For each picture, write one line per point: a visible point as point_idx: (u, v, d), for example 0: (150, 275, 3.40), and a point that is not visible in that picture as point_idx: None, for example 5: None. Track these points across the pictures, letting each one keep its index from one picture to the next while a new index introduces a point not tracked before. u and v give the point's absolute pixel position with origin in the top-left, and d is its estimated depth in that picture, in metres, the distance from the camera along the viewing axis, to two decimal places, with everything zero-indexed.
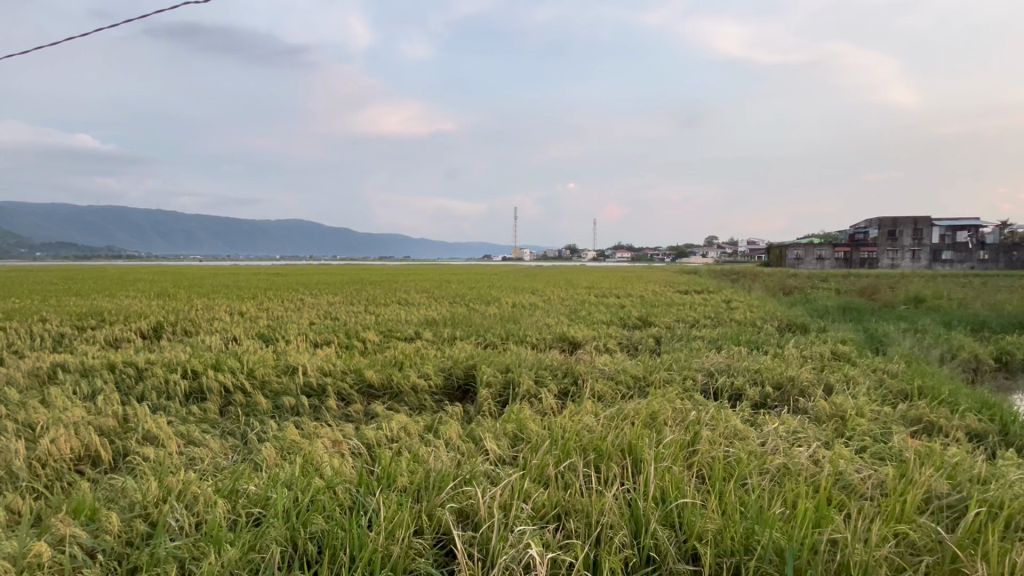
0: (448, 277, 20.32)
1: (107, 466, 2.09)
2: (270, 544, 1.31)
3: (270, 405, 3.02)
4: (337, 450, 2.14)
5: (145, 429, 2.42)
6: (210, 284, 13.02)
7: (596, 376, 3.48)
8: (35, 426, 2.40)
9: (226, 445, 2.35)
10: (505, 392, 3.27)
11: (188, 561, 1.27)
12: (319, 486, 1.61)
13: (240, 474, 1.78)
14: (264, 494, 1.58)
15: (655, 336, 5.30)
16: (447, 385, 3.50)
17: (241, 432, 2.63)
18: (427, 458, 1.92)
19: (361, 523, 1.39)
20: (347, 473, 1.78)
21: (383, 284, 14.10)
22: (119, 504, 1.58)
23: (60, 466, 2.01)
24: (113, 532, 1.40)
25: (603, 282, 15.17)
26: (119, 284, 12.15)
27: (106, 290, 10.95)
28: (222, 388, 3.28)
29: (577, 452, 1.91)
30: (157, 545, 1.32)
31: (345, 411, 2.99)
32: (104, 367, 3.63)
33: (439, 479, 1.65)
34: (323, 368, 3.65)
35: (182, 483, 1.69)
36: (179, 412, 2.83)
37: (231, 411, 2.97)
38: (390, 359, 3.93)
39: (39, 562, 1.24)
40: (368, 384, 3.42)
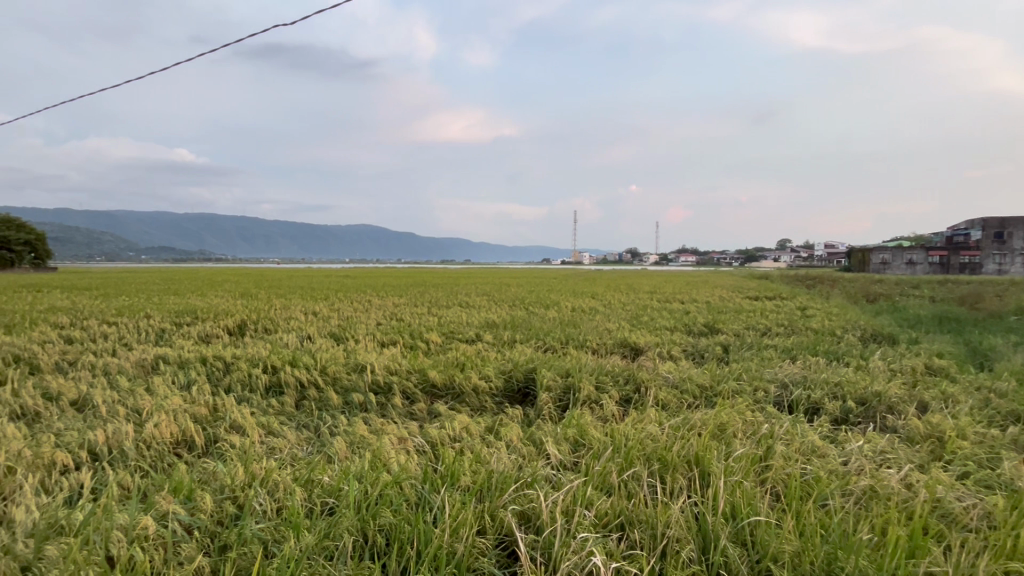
0: (507, 279, 20.63)
1: (200, 451, 2.30)
2: (343, 533, 1.38)
3: (340, 400, 3.18)
4: (402, 447, 2.22)
5: (231, 418, 2.63)
6: (287, 285, 14.08)
7: (660, 383, 3.38)
8: (141, 412, 2.68)
9: (301, 436, 2.50)
10: (565, 397, 3.25)
11: (271, 543, 1.37)
12: (387, 481, 1.68)
13: (316, 464, 1.89)
14: (336, 486, 1.67)
15: (723, 344, 5.06)
16: (507, 388, 3.53)
17: (314, 425, 2.80)
18: (489, 459, 1.95)
19: (426, 519, 1.43)
20: (413, 469, 1.84)
21: (443, 286, 14.52)
22: (211, 486, 1.73)
23: (162, 448, 2.23)
24: (206, 512, 1.53)
25: (665, 286, 14.74)
26: (209, 285, 13.44)
27: (197, 289, 12.08)
28: (298, 383, 3.50)
29: (640, 461, 1.86)
30: (243, 525, 1.43)
31: (409, 410, 3.10)
32: (197, 360, 3.99)
33: (501, 480, 1.67)
34: (389, 367, 3.80)
35: (265, 471, 1.82)
36: (260, 404, 3.06)
37: (305, 404, 3.17)
38: (452, 360, 4.03)
39: (145, 534, 1.38)
40: (431, 383, 3.52)
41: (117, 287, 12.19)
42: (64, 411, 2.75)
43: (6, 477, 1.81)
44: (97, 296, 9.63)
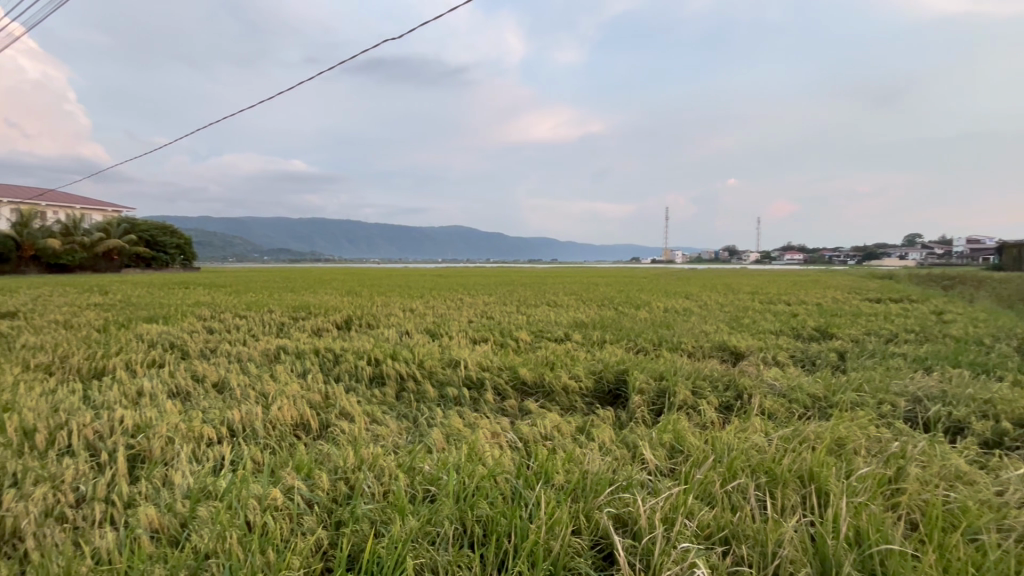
0: (596, 279, 20.24)
1: (316, 433, 2.54)
2: (444, 520, 1.44)
3: (436, 393, 3.34)
4: (496, 442, 2.27)
5: (341, 406, 2.86)
6: (387, 284, 15.02)
7: (765, 391, 3.13)
8: (267, 396, 3.02)
9: (401, 426, 2.66)
10: (659, 401, 3.13)
11: (379, 522, 1.47)
12: (483, 474, 1.73)
13: (416, 453, 2.00)
14: (435, 475, 1.75)
15: (838, 350, 4.58)
16: (597, 389, 3.48)
17: (413, 415, 2.97)
18: (582, 460, 1.93)
19: (522, 515, 1.45)
20: (508, 464, 1.87)
21: (531, 286, 14.64)
22: (327, 466, 1.89)
23: (285, 428, 2.50)
24: (323, 490, 1.68)
25: (769, 287, 13.63)
26: (321, 284, 14.70)
27: (310, 287, 13.28)
28: (398, 375, 3.73)
29: (745, 473, 1.74)
30: (355, 504, 1.55)
31: (500, 405, 3.17)
32: (311, 351, 4.41)
33: (595, 482, 1.66)
34: (482, 363, 3.92)
35: (372, 456, 1.96)
36: (365, 393, 3.30)
37: (405, 395, 3.37)
38: (542, 358, 4.05)
39: (275, 504, 1.55)
40: (522, 381, 3.57)
41: (246, 285, 13.79)
42: (208, 391, 3.17)
43: (167, 445, 2.13)
44: (231, 293, 10.97)
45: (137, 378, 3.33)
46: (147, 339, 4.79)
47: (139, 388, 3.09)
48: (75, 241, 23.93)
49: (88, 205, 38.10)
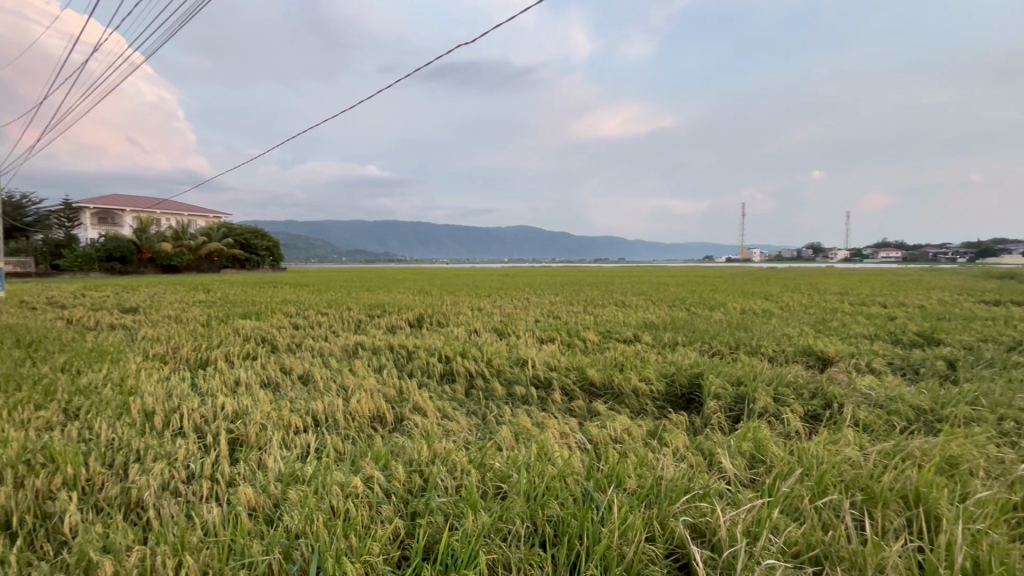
0: (667, 279, 19.51)
1: (391, 425, 2.66)
2: (515, 518, 1.45)
3: (504, 392, 3.38)
4: (565, 443, 2.26)
5: (414, 401, 2.97)
6: (455, 283, 15.39)
7: (859, 401, 2.87)
8: (347, 389, 3.20)
9: (471, 422, 2.71)
10: (737, 407, 2.96)
11: (452, 515, 1.50)
12: (553, 474, 1.72)
13: (487, 450, 2.04)
14: (505, 472, 1.77)
15: (947, 358, 4.10)
16: (669, 392, 3.36)
17: (482, 412, 3.02)
18: (654, 465, 1.87)
19: (593, 518, 1.43)
20: (578, 465, 1.86)
21: (600, 285, 14.40)
22: (402, 457, 1.97)
23: (364, 419, 2.64)
24: (400, 480, 1.75)
25: (862, 288, 12.49)
26: (394, 284, 15.35)
27: (384, 286, 13.91)
28: (467, 372, 3.81)
29: (837, 489, 1.61)
30: (429, 497, 1.60)
31: (568, 406, 3.14)
32: (386, 347, 4.62)
33: (669, 490, 1.60)
34: (549, 363, 3.91)
35: (445, 451, 2.02)
36: (436, 389, 3.40)
37: (474, 393, 3.44)
38: (611, 359, 3.97)
39: (356, 492, 1.64)
40: (590, 382, 3.52)
41: (329, 285, 14.69)
42: (295, 383, 3.42)
43: (261, 431, 2.31)
44: (315, 292, 11.72)
45: (235, 369, 3.66)
46: (243, 333, 5.25)
47: (237, 378, 3.39)
48: (183, 245, 26.76)
49: (195, 212, 42.47)
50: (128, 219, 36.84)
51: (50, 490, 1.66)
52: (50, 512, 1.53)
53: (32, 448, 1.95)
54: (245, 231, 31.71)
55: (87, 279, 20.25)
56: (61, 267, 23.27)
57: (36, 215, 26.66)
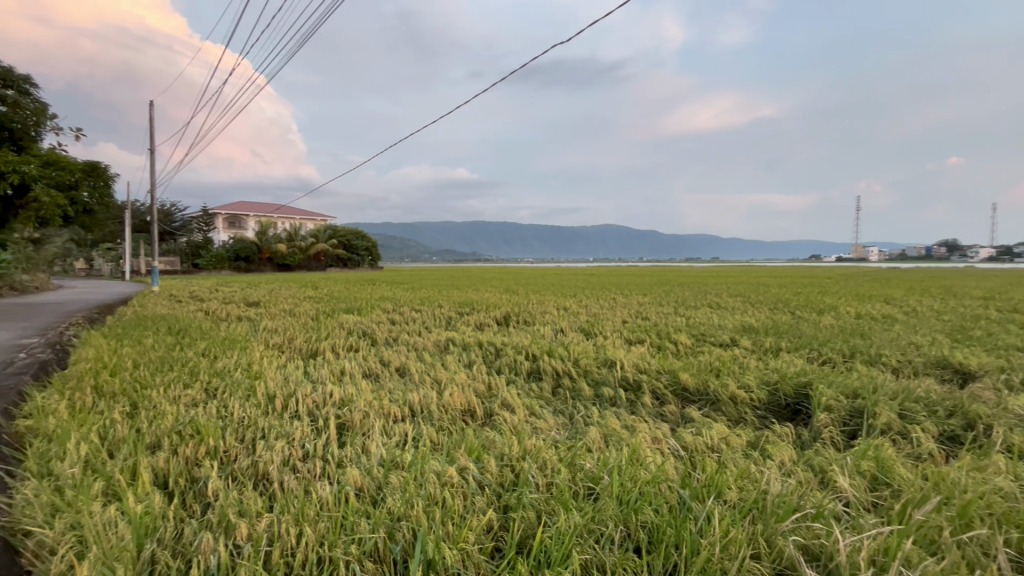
0: (767, 279, 18.06)
1: (481, 419, 2.74)
2: (608, 521, 1.43)
3: (591, 392, 3.34)
4: (657, 448, 2.19)
5: (503, 397, 3.03)
6: (541, 283, 15.43)
7: (1011, 424, 2.46)
8: (440, 383, 3.34)
9: (558, 421, 2.71)
10: (853, 422, 2.67)
11: (544, 511, 1.52)
12: (647, 480, 1.67)
13: (577, 450, 2.03)
14: (596, 474, 1.75)
15: None
16: (772, 402, 3.11)
17: (570, 411, 3.01)
18: (758, 479, 1.75)
19: (691, 528, 1.37)
20: (672, 472, 1.79)
21: (692, 285, 13.70)
22: (494, 451, 2.02)
23: (456, 412, 2.74)
24: (492, 473, 1.80)
25: (1013, 291, 10.71)
26: (482, 283, 15.72)
27: (473, 284, 14.34)
28: (554, 371, 3.82)
29: (986, 523, 1.40)
30: (520, 492, 1.62)
31: (659, 410, 3.03)
32: (475, 344, 4.76)
33: (776, 506, 1.49)
34: (639, 365, 3.80)
35: (535, 447, 2.03)
36: (524, 387, 3.45)
37: (561, 392, 3.44)
38: (706, 364, 3.77)
39: (452, 481, 1.70)
40: (683, 387, 3.37)
41: (422, 283, 15.42)
42: (392, 374, 3.64)
43: (365, 418, 2.50)
44: (409, 289, 12.40)
45: (341, 360, 3.98)
46: (347, 327, 5.68)
47: (343, 368, 3.68)
48: (296, 246, 29.60)
49: (305, 216, 46.84)
50: (252, 224, 41.40)
51: (196, 458, 1.92)
52: (197, 477, 1.77)
53: (182, 421, 2.26)
54: (347, 232, 34.26)
55: (219, 277, 23.10)
56: (200, 266, 26.77)
57: (180, 222, 30.85)
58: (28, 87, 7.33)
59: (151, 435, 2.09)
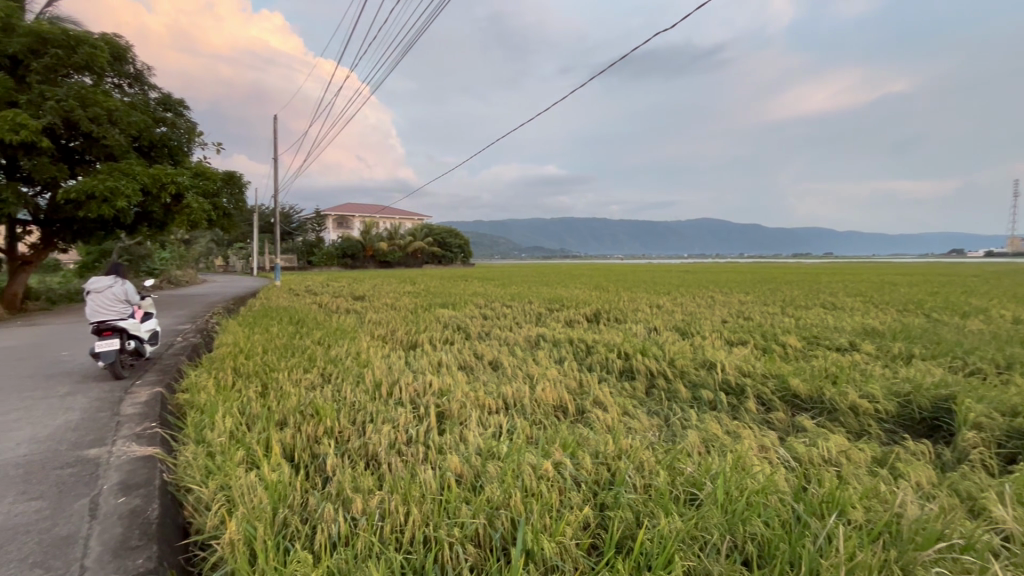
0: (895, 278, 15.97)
1: (573, 415, 2.73)
2: (712, 528, 1.36)
3: (688, 394, 3.19)
4: (765, 457, 2.04)
5: (595, 395, 3.00)
6: (634, 280, 14.93)
7: None
8: (533, 377, 3.38)
9: (653, 422, 2.62)
10: (1011, 445, 2.28)
11: (643, 513, 1.47)
12: (756, 490, 1.56)
13: (675, 453, 1.95)
14: (698, 479, 1.67)
15: None
16: (903, 416, 2.75)
17: (665, 413, 2.90)
18: (887, 499, 1.57)
19: (809, 547, 1.26)
20: (783, 483, 1.65)
21: (802, 284, 12.51)
22: (588, 449, 2.01)
23: (548, 408, 2.76)
24: (588, 471, 1.78)
25: None
26: (573, 280, 15.58)
27: (563, 281, 14.28)
28: (648, 371, 3.70)
29: None
30: (617, 491, 1.59)
31: (765, 417, 2.82)
32: (566, 341, 4.75)
33: (912, 531, 1.32)
34: (742, 367, 3.55)
35: (631, 447, 1.99)
36: (616, 385, 3.38)
37: (655, 392, 3.32)
38: (821, 369, 3.43)
39: (547, 475, 1.72)
40: (793, 394, 3.09)
41: (512, 279, 15.67)
42: (486, 368, 3.75)
43: (461, 408, 2.60)
44: (500, 285, 12.67)
45: (438, 352, 4.18)
46: (443, 321, 5.94)
47: (440, 360, 3.86)
48: (396, 244, 31.54)
49: (404, 216, 49.78)
50: (357, 224, 44.79)
51: (317, 436, 2.13)
52: (317, 453, 1.96)
53: (304, 401, 2.52)
54: (441, 230, 35.83)
55: (330, 273, 25.34)
56: (314, 262, 29.54)
57: (298, 223, 34.24)
58: (182, 109, 8.52)
59: (279, 413, 2.35)
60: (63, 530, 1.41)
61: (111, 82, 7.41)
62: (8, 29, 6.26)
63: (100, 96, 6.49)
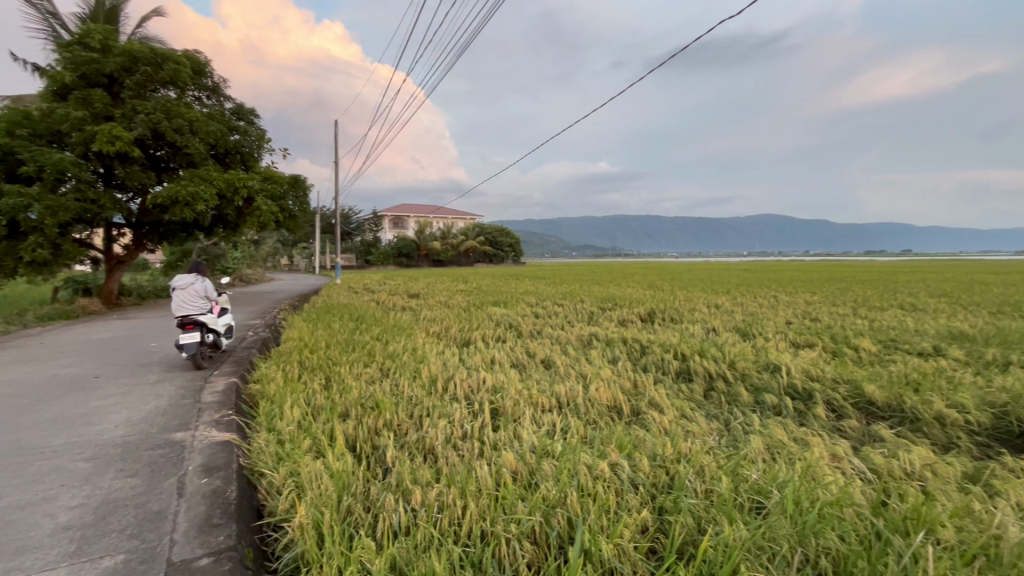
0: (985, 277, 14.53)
1: (628, 416, 2.68)
2: (782, 540, 1.29)
3: (750, 398, 3.05)
4: (837, 467, 1.91)
5: (650, 396, 2.92)
6: (689, 279, 14.41)
7: None
8: (586, 377, 3.35)
9: (712, 426, 2.53)
10: None
11: (705, 520, 1.42)
12: (828, 501, 1.47)
13: (737, 459, 1.87)
14: (764, 487, 1.60)
15: None
16: (999, 429, 2.50)
17: (725, 417, 2.79)
18: (982, 519, 1.43)
19: (891, 566, 1.17)
20: (859, 496, 1.55)
21: (876, 283, 11.63)
22: (644, 451, 1.96)
23: (602, 408, 2.72)
24: (645, 473, 1.74)
25: None
26: (625, 279, 15.25)
27: (615, 280, 14.02)
28: (706, 373, 3.56)
29: None
30: (677, 495, 1.55)
31: (837, 425, 2.64)
32: (619, 340, 4.66)
33: (1014, 557, 1.20)
34: (809, 371, 3.35)
35: (690, 451, 1.92)
36: (672, 387, 3.28)
37: (714, 395, 3.20)
38: (900, 375, 3.18)
39: (603, 475, 1.69)
40: (869, 401, 2.88)
41: (563, 278, 15.54)
42: (538, 366, 3.75)
43: (515, 405, 2.61)
44: (551, 284, 12.63)
45: (491, 349, 4.22)
46: (495, 319, 5.99)
47: (493, 357, 3.90)
48: (448, 242, 32.13)
49: (455, 215, 50.63)
50: (412, 224, 46.00)
51: (377, 428, 2.21)
52: (378, 445, 2.03)
53: (365, 395, 2.62)
54: (492, 229, 36.15)
55: (385, 271, 26.19)
56: (372, 262, 30.67)
57: (356, 223, 35.62)
58: (253, 118, 9.09)
59: (342, 405, 2.46)
60: (155, 506, 1.54)
61: (192, 95, 8.01)
62: (105, 50, 6.90)
63: (182, 108, 7.04)
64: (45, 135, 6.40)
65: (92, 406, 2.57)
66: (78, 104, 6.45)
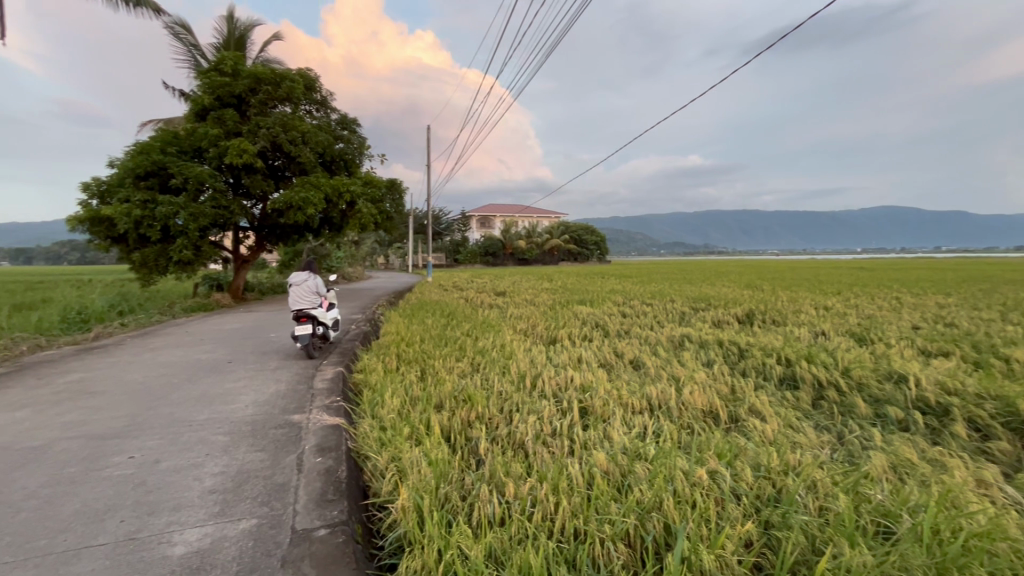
0: None
1: (726, 423, 2.53)
2: (915, 570, 1.15)
3: (869, 410, 2.74)
4: (983, 494, 1.66)
5: (751, 402, 2.73)
6: (793, 278, 13.21)
7: None
8: (679, 379, 3.21)
9: (824, 438, 2.31)
10: None
11: (819, 540, 1.30)
12: (974, 532, 1.28)
13: (857, 476, 1.69)
14: (892, 510, 1.42)
15: None
16: None
17: (838, 430, 2.53)
18: None
19: None
20: (1014, 530, 1.33)
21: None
22: (746, 460, 1.84)
23: (697, 412, 2.58)
24: (748, 484, 1.63)
25: None
26: (718, 278, 14.35)
27: (708, 279, 13.26)
28: (815, 380, 3.26)
29: None
30: (786, 510, 1.43)
31: (980, 446, 2.29)
32: (714, 342, 4.41)
33: None
34: (944, 383, 2.94)
35: (800, 464, 1.77)
36: (776, 394, 3.04)
37: (825, 405, 2.92)
38: None
39: (700, 482, 1.61)
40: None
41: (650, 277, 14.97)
42: (627, 366, 3.66)
43: (604, 405, 2.57)
44: (638, 283, 12.23)
45: (577, 348, 4.19)
46: (581, 318, 5.93)
47: (580, 356, 3.86)
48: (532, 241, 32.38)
49: (540, 214, 50.88)
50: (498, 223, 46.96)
51: (469, 421, 2.28)
52: (470, 437, 2.10)
53: (457, 388, 2.72)
54: (577, 227, 35.82)
55: (472, 269, 27.00)
56: (459, 261, 31.74)
57: (445, 224, 37.07)
58: (355, 127, 9.79)
59: (437, 397, 2.57)
60: (280, 479, 1.72)
61: (304, 109, 8.82)
62: (236, 74, 7.83)
63: (297, 122, 7.79)
64: (188, 149, 7.41)
65: (227, 387, 2.94)
66: (214, 123, 7.38)
